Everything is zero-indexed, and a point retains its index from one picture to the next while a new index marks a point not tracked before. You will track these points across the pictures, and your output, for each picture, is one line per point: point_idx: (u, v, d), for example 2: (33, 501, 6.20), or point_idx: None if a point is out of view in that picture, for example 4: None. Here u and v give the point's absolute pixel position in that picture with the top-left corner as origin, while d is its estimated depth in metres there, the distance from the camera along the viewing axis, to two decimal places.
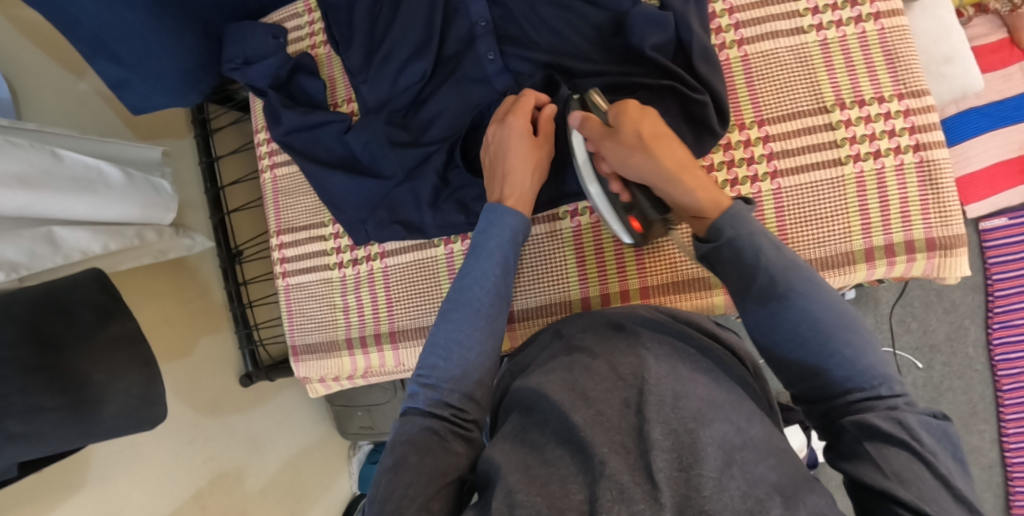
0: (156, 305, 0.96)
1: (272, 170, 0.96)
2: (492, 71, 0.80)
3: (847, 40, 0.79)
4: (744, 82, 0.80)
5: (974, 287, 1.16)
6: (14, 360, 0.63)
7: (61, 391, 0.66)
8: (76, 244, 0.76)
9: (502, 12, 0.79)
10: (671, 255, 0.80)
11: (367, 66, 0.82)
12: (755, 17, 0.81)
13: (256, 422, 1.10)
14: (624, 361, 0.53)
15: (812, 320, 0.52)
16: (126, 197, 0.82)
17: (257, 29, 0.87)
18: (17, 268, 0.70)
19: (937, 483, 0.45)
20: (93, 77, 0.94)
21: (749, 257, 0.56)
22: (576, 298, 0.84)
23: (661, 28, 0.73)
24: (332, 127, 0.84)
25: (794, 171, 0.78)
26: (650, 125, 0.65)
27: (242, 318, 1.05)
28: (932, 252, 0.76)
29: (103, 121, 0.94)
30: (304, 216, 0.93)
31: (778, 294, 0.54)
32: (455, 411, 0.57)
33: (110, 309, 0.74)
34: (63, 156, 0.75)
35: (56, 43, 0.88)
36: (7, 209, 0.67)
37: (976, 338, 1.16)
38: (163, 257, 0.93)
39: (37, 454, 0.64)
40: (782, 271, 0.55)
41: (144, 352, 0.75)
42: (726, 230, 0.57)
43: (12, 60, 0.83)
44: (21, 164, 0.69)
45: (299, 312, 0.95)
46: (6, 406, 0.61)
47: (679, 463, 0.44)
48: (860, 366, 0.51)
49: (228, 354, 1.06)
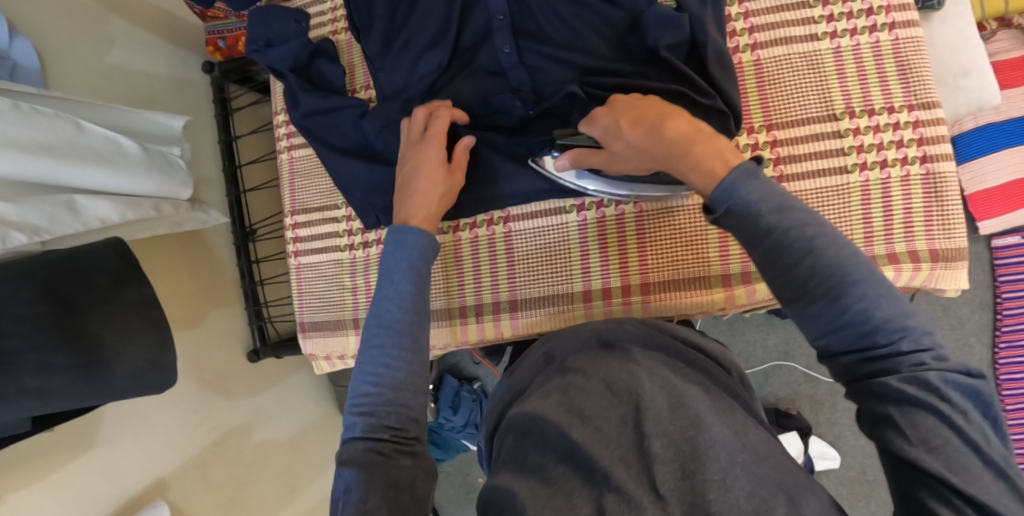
0: (170, 277, 0.97)
1: (289, 152, 0.98)
2: (508, 64, 0.80)
3: (861, 49, 0.81)
4: (755, 86, 0.82)
5: (983, 304, 1.16)
6: (30, 319, 0.66)
7: (74, 351, 0.68)
8: (96, 213, 0.78)
9: (519, 7, 0.81)
10: (674, 254, 0.83)
11: (385, 54, 0.83)
12: (771, 21, 0.82)
13: (259, 401, 1.12)
14: (617, 378, 0.54)
15: (819, 278, 0.50)
16: (143, 170, 0.84)
17: (280, 12, 0.88)
18: (39, 232, 0.71)
19: (965, 448, 0.45)
20: (119, 50, 0.95)
21: (753, 223, 0.52)
22: (578, 290, 0.86)
23: (675, 28, 0.74)
24: (348, 112, 0.86)
25: (799, 177, 0.80)
26: (632, 123, 0.65)
27: (253, 295, 1.10)
28: (935, 263, 0.78)
29: (126, 96, 0.96)
30: (318, 198, 0.95)
31: (782, 254, 0.51)
32: (395, 432, 0.57)
33: (127, 278, 0.76)
34: (85, 127, 0.77)
35: (85, 15, 0.90)
36: (31, 175, 0.70)
37: (981, 356, 1.16)
38: (180, 228, 0.95)
39: (50, 410, 0.66)
40: (785, 230, 0.51)
41: (156, 318, 0.78)
42: (722, 206, 0.54)
43: (42, 29, 0.84)
44: (45, 133, 0.72)
45: (308, 291, 0.97)
46: (21, 362, 0.64)
47: (682, 472, 0.46)
48: (877, 324, 0.48)
49: (236, 329, 1.09)
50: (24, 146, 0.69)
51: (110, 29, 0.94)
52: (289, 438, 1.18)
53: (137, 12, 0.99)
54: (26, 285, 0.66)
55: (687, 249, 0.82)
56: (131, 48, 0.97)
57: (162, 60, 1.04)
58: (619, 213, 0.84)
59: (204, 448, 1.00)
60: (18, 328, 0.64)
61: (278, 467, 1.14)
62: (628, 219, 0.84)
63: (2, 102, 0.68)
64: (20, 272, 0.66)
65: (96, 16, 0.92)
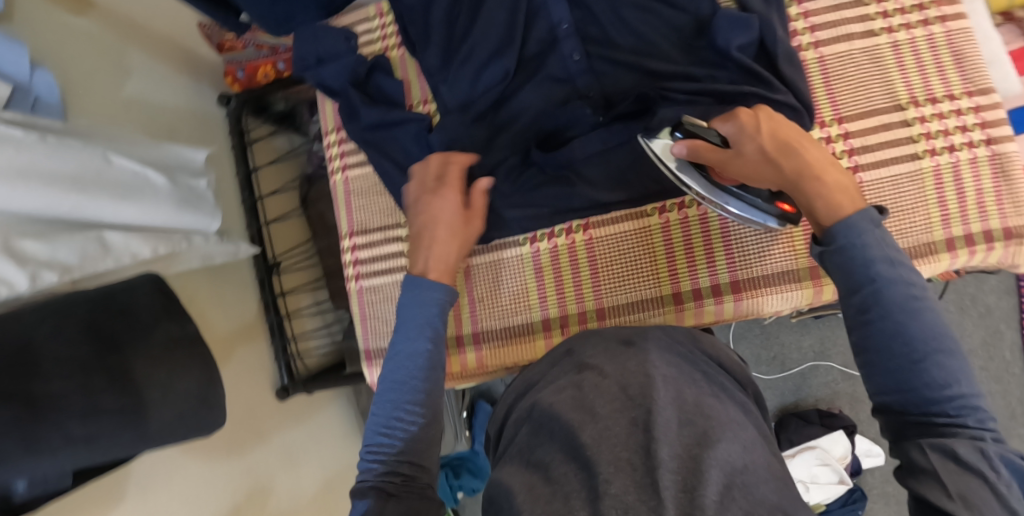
0: (201, 314, 0.99)
1: (342, 172, 1.01)
2: (576, 72, 0.83)
3: (917, 42, 0.81)
4: (822, 82, 0.82)
5: (1008, 290, 1.23)
6: (75, 358, 0.68)
7: (121, 392, 0.70)
8: (126, 247, 0.80)
9: (583, 15, 0.83)
10: (762, 249, 0.82)
11: (447, 67, 0.86)
12: (829, 20, 0.83)
13: (290, 437, 1.15)
14: (632, 381, 0.54)
15: (906, 339, 0.54)
16: (171, 202, 0.86)
17: (330, 29, 0.91)
18: (69, 269, 0.73)
19: (999, 507, 0.48)
20: (135, 82, 0.97)
21: (858, 270, 0.56)
22: (668, 293, 0.86)
23: (746, 30, 0.77)
24: (411, 126, 0.88)
25: (875, 165, 0.79)
26: (775, 133, 0.67)
27: (279, 329, 1.13)
28: (1008, 240, 0.76)
29: (146, 126, 0.98)
30: (378, 218, 0.98)
31: (878, 305, 0.55)
32: (404, 478, 0.61)
33: (169, 310, 0.80)
34: (113, 160, 0.80)
35: (102, 49, 0.92)
36: (59, 212, 0.71)
37: (1011, 341, 1.23)
38: (211, 260, 0.97)
39: (91, 460, 0.67)
40: (888, 285, 0.55)
41: (203, 355, 0.82)
42: (839, 238, 0.58)
43: (65, 66, 0.85)
44: (75, 165, 0.74)
45: (372, 315, 0.98)
46: (68, 405, 0.64)
47: (683, 486, 0.44)
48: (945, 391, 0.52)
49: (264, 367, 1.11)
50: (56, 179, 0.71)
51: (127, 62, 0.96)
52: (321, 480, 1.20)
53: (153, 45, 1.01)
54: (65, 324, 0.68)
55: (773, 246, 0.82)
56: (144, 78, 0.99)
57: (180, 92, 1.06)
58: (701, 213, 0.84)
59: (239, 498, 1.00)
60: (65, 373, 0.66)
61: (310, 496, 1.17)
62: (711, 219, 0.84)
63: (31, 135, 0.70)
64: (59, 311, 0.68)
65: (115, 52, 0.94)
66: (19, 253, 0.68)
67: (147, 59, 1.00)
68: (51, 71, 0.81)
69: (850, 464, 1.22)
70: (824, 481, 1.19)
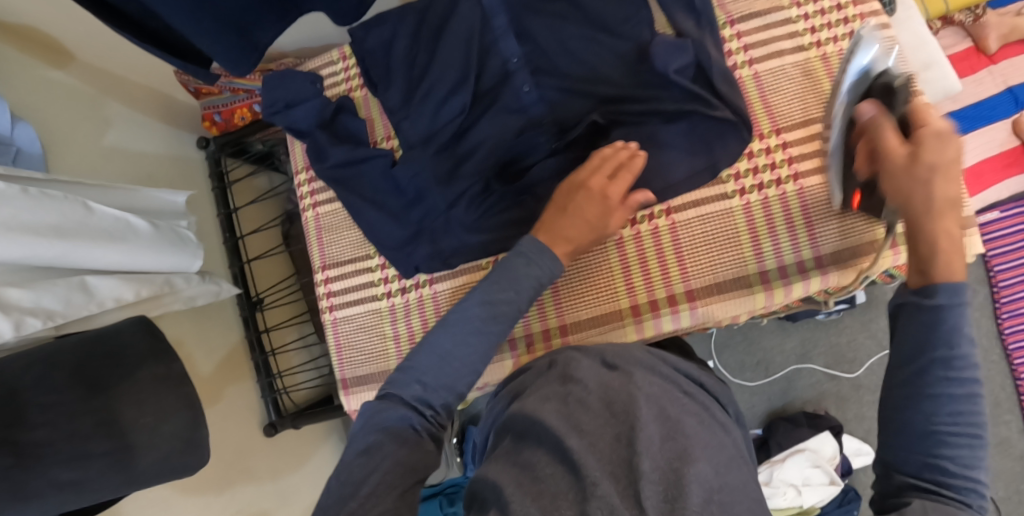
0: (189, 353, 1.01)
1: (313, 208, 1.07)
2: (529, 101, 0.88)
3: (844, 53, 0.87)
4: (758, 97, 0.88)
5: (980, 280, 1.26)
6: (62, 405, 0.69)
7: (108, 436, 0.72)
8: (109, 292, 0.82)
9: (532, 48, 0.88)
10: (712, 260, 0.86)
11: (407, 105, 0.89)
12: (761, 39, 0.90)
13: (280, 473, 1.15)
14: (617, 398, 0.56)
15: (953, 412, 0.53)
16: (153, 245, 0.88)
17: (295, 75, 0.95)
18: (54, 315, 0.75)
19: None
20: (116, 131, 1.00)
21: (945, 333, 0.54)
22: (626, 307, 0.89)
23: (682, 53, 0.81)
24: (377, 162, 0.92)
25: (813, 172, 0.84)
26: (948, 166, 0.60)
27: (265, 367, 1.13)
28: None
29: (127, 174, 1.00)
30: (349, 251, 1.03)
31: (942, 373, 0.54)
32: (434, 413, 0.62)
33: (160, 350, 0.82)
34: (94, 209, 0.81)
35: (84, 103, 0.95)
36: (42, 259, 0.73)
37: (988, 329, 1.26)
38: (192, 303, 0.99)
39: (81, 503, 0.68)
40: (959, 358, 0.53)
41: (187, 396, 0.82)
42: (941, 295, 0.55)
43: (47, 120, 0.88)
44: (57, 216, 0.76)
45: (348, 345, 1.04)
46: (54, 452, 0.66)
47: (665, 496, 0.48)
48: (965, 470, 0.52)
49: (251, 404, 1.12)
50: (38, 230, 0.73)
51: (107, 112, 0.99)
52: None
53: (131, 94, 1.04)
54: (55, 370, 0.69)
55: (722, 256, 0.86)
56: (127, 128, 1.02)
57: (160, 138, 1.09)
58: (653, 227, 0.88)
59: None
60: (47, 418, 0.67)
61: None
62: (662, 232, 0.88)
63: (13, 188, 0.72)
64: (48, 357, 0.69)
65: (96, 103, 0.97)
66: (3, 302, 0.69)
67: (125, 109, 1.03)
68: (32, 125, 0.84)
69: (841, 464, 1.25)
70: (816, 483, 1.20)
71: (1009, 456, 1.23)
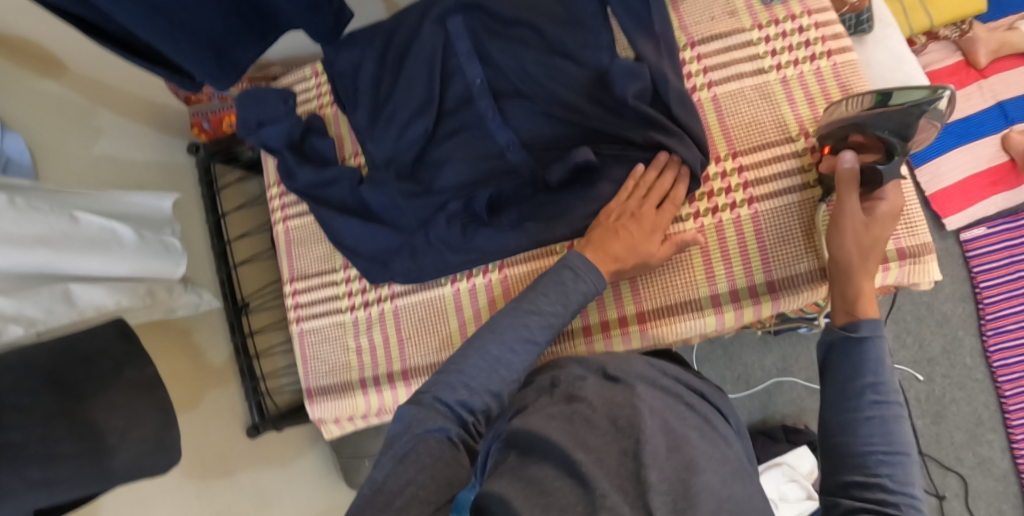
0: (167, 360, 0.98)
1: (284, 221, 1.05)
2: (494, 127, 0.88)
3: (805, 76, 0.89)
4: (716, 120, 0.90)
5: (963, 297, 1.26)
6: (37, 408, 0.66)
7: (78, 438, 0.69)
8: (91, 301, 0.79)
9: (494, 73, 0.90)
10: (664, 283, 0.87)
11: (372, 126, 0.92)
12: (721, 61, 0.92)
13: (263, 479, 1.11)
14: (620, 413, 0.57)
15: (885, 434, 0.56)
16: (137, 257, 0.85)
17: (267, 94, 0.94)
18: (35, 324, 0.72)
19: None
20: (107, 141, 0.98)
21: (865, 364, 0.60)
22: (578, 327, 0.91)
23: (637, 79, 0.81)
24: (343, 182, 0.93)
25: (768, 197, 0.86)
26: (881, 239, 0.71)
27: (249, 371, 1.10)
28: (903, 260, 0.83)
29: (112, 183, 0.98)
30: (315, 265, 1.02)
31: (869, 397, 0.58)
32: (476, 420, 0.63)
33: (128, 357, 0.78)
34: (79, 218, 0.79)
35: (70, 109, 0.93)
36: (26, 266, 0.71)
37: (972, 346, 1.25)
38: (172, 313, 0.95)
39: (56, 500, 0.66)
40: (882, 384, 0.59)
41: (159, 399, 0.79)
42: (863, 328, 0.62)
43: (33, 126, 0.87)
44: (42, 227, 0.74)
45: (314, 357, 1.03)
46: (27, 450, 0.64)
47: (674, 506, 0.49)
48: (899, 487, 0.54)
49: (233, 405, 1.09)
50: (20, 240, 0.71)
51: (98, 121, 0.97)
52: None
53: (119, 102, 1.02)
54: (31, 373, 0.67)
55: (673, 278, 0.87)
56: (119, 135, 1.01)
57: (150, 144, 1.07)
58: None
59: None
60: (25, 421, 0.65)
61: None
62: None
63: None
64: (24, 358, 0.67)
65: (84, 111, 0.95)
66: None
67: (113, 116, 1.01)
68: (20, 135, 0.83)
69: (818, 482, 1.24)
70: (793, 498, 1.17)
71: (989, 475, 1.22)
